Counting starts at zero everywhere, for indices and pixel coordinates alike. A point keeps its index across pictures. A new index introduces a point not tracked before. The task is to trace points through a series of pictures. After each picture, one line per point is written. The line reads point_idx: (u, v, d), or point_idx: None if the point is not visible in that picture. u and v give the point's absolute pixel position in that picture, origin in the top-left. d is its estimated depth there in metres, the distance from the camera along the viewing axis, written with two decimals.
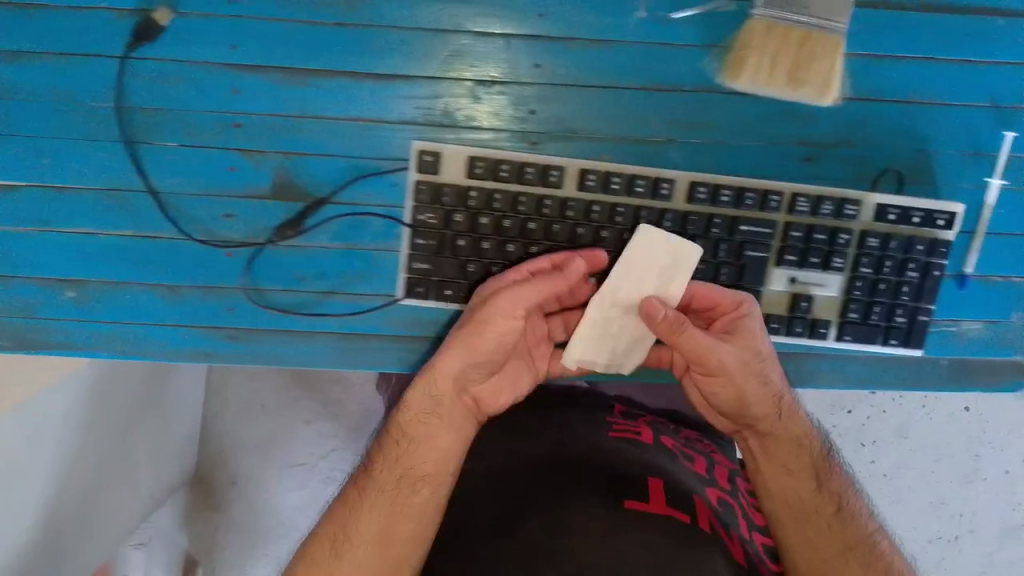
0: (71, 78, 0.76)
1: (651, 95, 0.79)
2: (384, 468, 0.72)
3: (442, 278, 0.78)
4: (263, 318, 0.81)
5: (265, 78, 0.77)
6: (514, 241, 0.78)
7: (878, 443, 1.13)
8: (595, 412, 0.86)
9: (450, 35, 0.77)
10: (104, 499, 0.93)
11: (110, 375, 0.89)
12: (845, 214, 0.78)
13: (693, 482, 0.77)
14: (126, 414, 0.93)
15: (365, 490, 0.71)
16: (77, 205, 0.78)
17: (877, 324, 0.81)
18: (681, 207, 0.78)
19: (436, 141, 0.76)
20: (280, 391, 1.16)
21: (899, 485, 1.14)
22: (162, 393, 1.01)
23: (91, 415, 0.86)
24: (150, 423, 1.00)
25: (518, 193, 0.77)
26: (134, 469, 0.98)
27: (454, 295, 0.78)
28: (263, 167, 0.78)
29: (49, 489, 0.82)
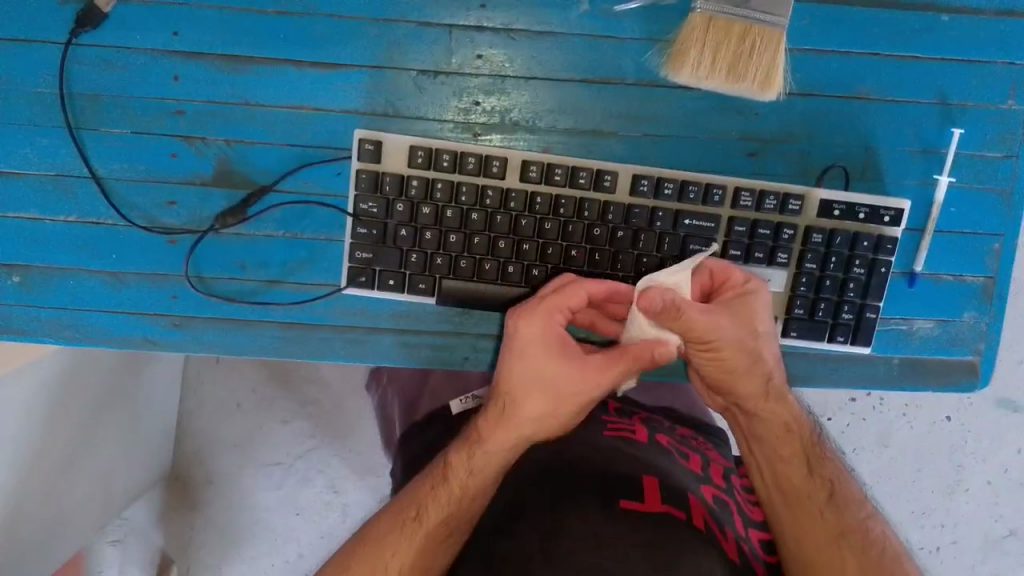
0: (13, 63, 0.76)
1: (595, 88, 0.79)
2: (437, 515, 0.69)
3: (384, 267, 0.78)
4: (209, 307, 0.81)
5: (206, 66, 0.77)
6: (457, 232, 0.77)
7: (858, 452, 1.17)
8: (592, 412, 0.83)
9: (394, 25, 0.77)
10: (72, 489, 0.92)
11: (75, 366, 0.89)
12: (789, 209, 0.77)
13: (687, 479, 0.73)
14: (94, 404, 0.92)
15: (411, 535, 0.68)
16: (22, 191, 0.78)
17: (823, 321, 0.79)
18: (624, 199, 0.77)
19: (376, 131, 0.75)
20: (257, 392, 1.18)
21: (880, 494, 1.17)
22: (134, 384, 1.02)
23: (59, 408, 0.85)
24: (122, 415, 1.00)
25: (460, 184, 0.76)
26: (108, 463, 0.98)
27: (396, 285, 0.78)
28: (206, 155, 0.78)
29: (16, 483, 0.81)
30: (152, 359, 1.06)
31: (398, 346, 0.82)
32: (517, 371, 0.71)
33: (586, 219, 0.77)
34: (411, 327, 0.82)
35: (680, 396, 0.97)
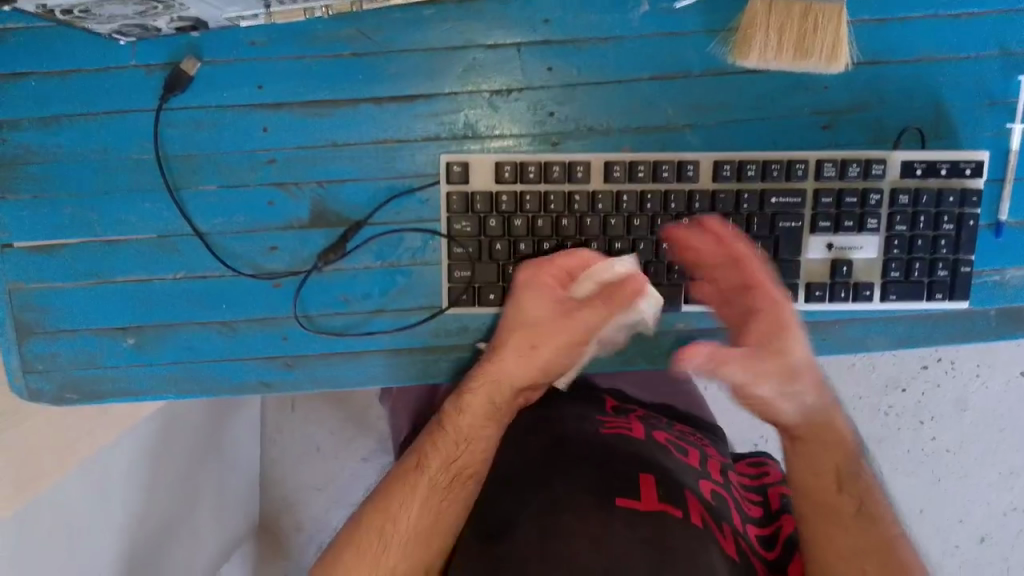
0: (109, 134, 0.80)
1: (662, 84, 0.81)
2: (437, 461, 0.75)
3: (484, 283, 0.80)
4: (319, 344, 0.84)
5: (292, 114, 0.80)
6: (550, 240, 0.79)
7: (937, 419, 1.20)
8: (593, 410, 0.88)
9: (463, 51, 0.80)
10: (172, 550, 0.99)
11: (169, 428, 0.98)
12: (874, 174, 0.79)
13: (688, 475, 0.78)
14: (189, 462, 1.02)
15: (414, 487, 0.74)
16: (129, 255, 0.82)
17: (920, 280, 0.81)
18: (708, 186, 0.79)
19: (462, 151, 0.78)
20: (335, 433, 1.24)
21: (962, 458, 1.20)
22: (222, 435, 1.11)
23: (152, 475, 0.95)
24: (212, 466, 1.09)
25: (548, 193, 0.78)
26: (199, 523, 1.06)
27: (498, 300, 0.80)
28: (301, 198, 0.81)
29: (117, 543, 0.90)
30: (236, 411, 1.14)
31: None
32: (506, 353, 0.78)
33: (673, 211, 0.79)
34: None
35: (681, 391, 1.00)
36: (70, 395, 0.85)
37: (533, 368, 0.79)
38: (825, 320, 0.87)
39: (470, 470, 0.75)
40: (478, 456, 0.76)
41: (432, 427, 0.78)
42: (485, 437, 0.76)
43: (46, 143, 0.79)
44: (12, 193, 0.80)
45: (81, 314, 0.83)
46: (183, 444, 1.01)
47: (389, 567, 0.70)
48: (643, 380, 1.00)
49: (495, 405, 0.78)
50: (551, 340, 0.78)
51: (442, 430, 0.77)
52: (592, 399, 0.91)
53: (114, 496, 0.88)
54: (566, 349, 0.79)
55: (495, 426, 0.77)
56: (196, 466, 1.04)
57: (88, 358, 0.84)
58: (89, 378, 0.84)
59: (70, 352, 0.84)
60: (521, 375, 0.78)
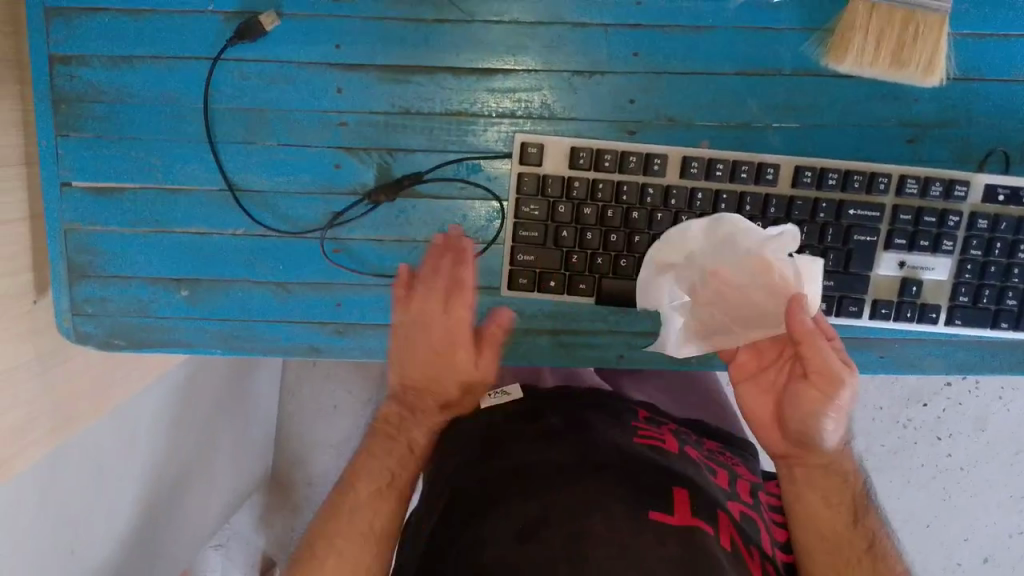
0: (178, 80, 0.78)
1: (747, 80, 0.79)
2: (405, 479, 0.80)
3: (544, 269, 0.79)
4: (371, 314, 0.84)
5: (366, 77, 0.78)
6: (617, 231, 0.78)
7: (954, 437, 1.22)
8: (622, 418, 0.86)
9: (548, 27, 0.78)
10: (185, 500, 1.04)
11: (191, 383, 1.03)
12: (956, 195, 0.77)
13: (717, 494, 0.78)
14: (210, 417, 1.06)
15: (389, 496, 0.78)
16: (190, 206, 0.81)
17: (987, 307, 0.79)
18: (786, 191, 0.77)
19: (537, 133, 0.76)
20: (356, 395, 1.24)
21: (976, 476, 1.23)
22: (245, 387, 1.15)
23: (174, 427, 0.99)
24: (232, 420, 1.12)
25: (622, 184, 0.76)
26: (213, 473, 1.09)
27: (557, 287, 0.79)
28: (368, 164, 0.80)
29: (136, 494, 0.94)
30: (254, 367, 1.16)
31: (556, 346, 0.86)
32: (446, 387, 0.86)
33: (748, 213, 0.77)
34: (565, 327, 0.86)
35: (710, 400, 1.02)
36: (117, 341, 0.84)
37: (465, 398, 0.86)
38: (887, 337, 0.86)
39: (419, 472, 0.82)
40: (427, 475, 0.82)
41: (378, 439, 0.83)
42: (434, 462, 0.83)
43: (115, 82, 0.78)
44: (73, 131, 0.78)
45: (135, 261, 0.82)
46: (202, 399, 1.05)
47: (367, 565, 0.73)
48: (672, 388, 1.02)
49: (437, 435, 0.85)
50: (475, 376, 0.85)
51: (394, 441, 0.83)
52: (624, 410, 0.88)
53: (137, 447, 0.93)
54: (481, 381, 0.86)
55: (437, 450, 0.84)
56: (218, 419, 1.08)
57: (138, 306, 0.83)
58: (136, 326, 0.84)
59: (120, 298, 0.83)
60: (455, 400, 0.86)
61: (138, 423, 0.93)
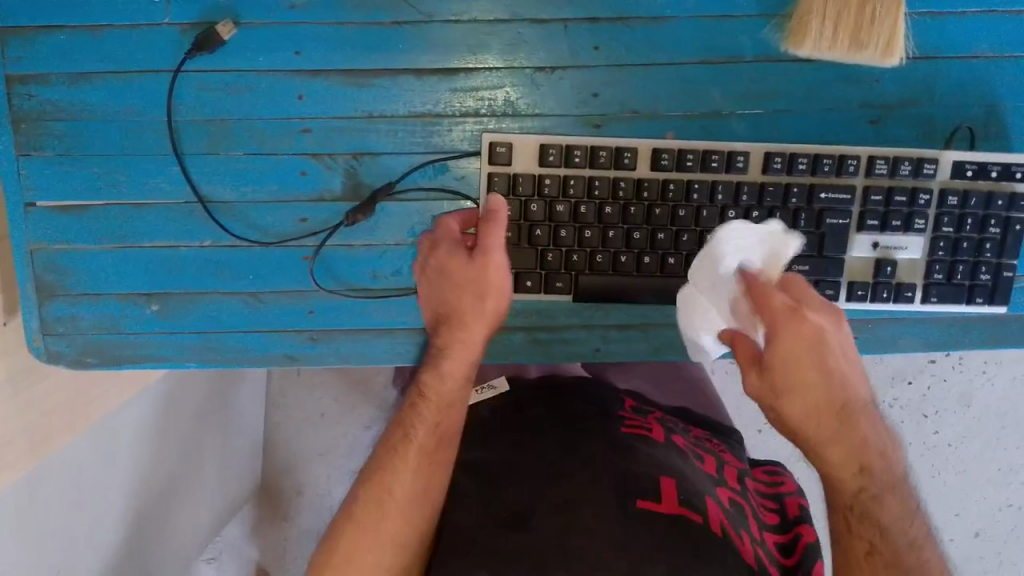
0: (139, 94, 0.77)
1: (710, 69, 0.79)
2: (422, 430, 0.74)
3: (521, 270, 0.79)
4: (346, 319, 0.83)
5: (328, 82, 0.78)
6: (593, 227, 0.78)
7: (940, 413, 1.23)
8: (609, 406, 0.86)
9: (508, 25, 0.78)
10: (173, 512, 1.04)
11: (174, 396, 1.02)
12: (925, 173, 0.77)
13: (705, 481, 0.78)
14: (194, 429, 1.05)
15: (405, 453, 0.72)
16: (157, 219, 0.80)
17: (961, 283, 0.80)
18: (757, 178, 0.77)
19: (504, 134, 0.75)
20: (340, 401, 1.24)
21: (963, 452, 1.25)
22: (228, 399, 1.14)
23: (158, 441, 0.99)
24: (216, 432, 1.11)
25: (594, 179, 0.76)
26: (200, 486, 1.09)
27: (534, 287, 0.79)
28: (334, 170, 0.80)
29: (121, 509, 0.93)
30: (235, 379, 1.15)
31: (534, 343, 0.86)
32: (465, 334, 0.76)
33: (719, 202, 0.77)
34: (542, 323, 0.85)
35: (691, 388, 1.02)
36: (90, 359, 0.84)
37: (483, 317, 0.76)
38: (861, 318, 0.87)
39: (454, 431, 0.75)
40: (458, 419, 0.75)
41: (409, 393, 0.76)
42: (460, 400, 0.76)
43: (74, 99, 0.77)
44: (35, 150, 0.78)
45: (103, 277, 0.81)
46: (186, 411, 1.04)
47: (393, 535, 0.69)
48: (656, 374, 1.02)
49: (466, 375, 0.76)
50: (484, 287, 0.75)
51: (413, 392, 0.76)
52: (607, 396, 0.88)
53: (120, 461, 0.92)
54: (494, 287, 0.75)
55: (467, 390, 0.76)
56: (203, 431, 1.08)
57: (108, 323, 0.83)
58: (108, 343, 0.83)
59: (90, 315, 0.82)
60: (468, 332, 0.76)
61: (121, 435, 0.92)
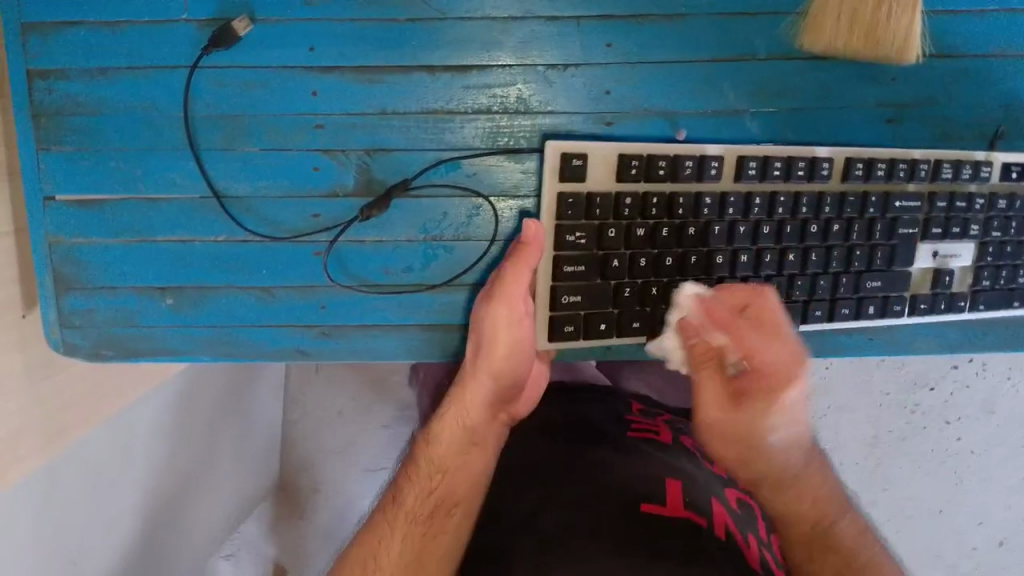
0: (155, 90, 0.78)
1: (723, 67, 0.79)
2: (413, 498, 0.77)
3: (592, 309, 0.75)
4: (358, 315, 0.84)
5: (341, 79, 0.78)
6: (672, 252, 0.75)
7: (963, 420, 1.23)
8: (619, 409, 0.90)
9: (521, 22, 0.78)
10: (190, 504, 1.05)
11: (192, 389, 1.03)
12: (982, 176, 0.78)
13: (714, 484, 0.80)
14: (210, 421, 1.07)
15: (393, 519, 0.76)
16: (172, 214, 0.81)
17: (1004, 289, 0.82)
18: (837, 186, 0.77)
19: (579, 144, 0.71)
20: (357, 398, 1.25)
21: (987, 459, 1.24)
22: (245, 393, 1.15)
23: (175, 433, 1.00)
24: (233, 425, 1.12)
25: (675, 193, 0.74)
26: (217, 479, 1.10)
27: (608, 329, 0.75)
28: (347, 165, 0.80)
29: (138, 501, 0.95)
30: (256, 371, 1.17)
31: None
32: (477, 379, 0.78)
33: (802, 215, 0.76)
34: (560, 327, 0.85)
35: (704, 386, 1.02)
36: (106, 352, 0.85)
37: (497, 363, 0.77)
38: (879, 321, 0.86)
39: (455, 498, 0.76)
40: (461, 484, 0.77)
41: (408, 459, 0.80)
42: (463, 466, 0.77)
43: (93, 94, 0.78)
44: (54, 145, 0.79)
45: (120, 271, 0.83)
46: (203, 405, 1.05)
47: None
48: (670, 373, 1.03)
49: (471, 434, 0.78)
50: (497, 331, 0.75)
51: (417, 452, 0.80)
52: (617, 398, 0.93)
53: (136, 454, 0.94)
54: (512, 320, 0.75)
55: (473, 453, 0.78)
56: (219, 424, 1.09)
57: (124, 316, 0.84)
58: (124, 336, 0.84)
59: (106, 308, 0.83)
60: (481, 382, 0.77)
61: (137, 430, 0.93)
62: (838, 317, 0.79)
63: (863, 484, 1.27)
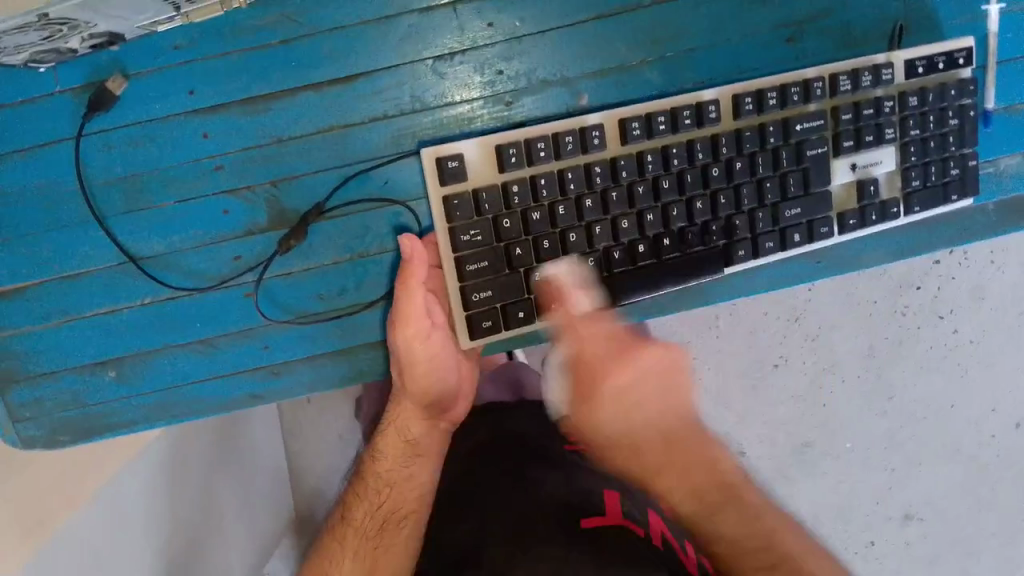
0: (46, 167, 0.76)
1: (610, 22, 0.78)
2: (360, 514, 0.85)
3: (507, 301, 0.75)
4: (302, 347, 0.83)
5: (230, 116, 0.76)
6: (576, 229, 0.75)
7: (956, 312, 1.23)
8: (546, 422, 0.95)
9: (397, 19, 0.75)
10: (201, 566, 0.99)
11: (177, 454, 0.97)
12: (884, 79, 0.79)
13: (642, 490, 0.84)
14: (205, 477, 1.02)
15: (345, 536, 0.84)
16: (93, 288, 0.79)
17: (937, 183, 0.83)
18: (730, 125, 0.77)
19: (452, 145, 0.72)
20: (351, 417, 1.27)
21: (986, 346, 1.24)
22: (236, 444, 1.11)
23: (171, 495, 0.94)
24: (230, 477, 1.08)
25: (564, 170, 0.74)
26: (223, 534, 1.05)
27: (527, 316, 0.76)
28: (256, 202, 0.78)
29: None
30: (244, 417, 1.14)
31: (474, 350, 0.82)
32: (406, 400, 0.86)
33: (701, 161, 0.77)
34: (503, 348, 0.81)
35: None
36: (63, 438, 0.83)
37: (419, 385, 0.84)
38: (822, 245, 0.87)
39: (402, 510, 0.85)
40: (402, 496, 0.86)
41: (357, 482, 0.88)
42: (404, 479, 0.86)
43: None
44: None
45: (56, 354, 0.81)
46: (198, 464, 1.01)
47: None
48: None
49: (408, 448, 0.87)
50: (410, 358, 0.81)
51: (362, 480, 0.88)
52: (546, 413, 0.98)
53: (135, 528, 0.87)
54: (424, 337, 0.79)
55: (415, 464, 0.87)
56: (215, 477, 1.04)
57: (72, 397, 0.82)
58: (77, 418, 0.83)
59: (52, 393, 0.82)
60: (408, 406, 0.86)
61: (126, 506, 0.86)
62: (764, 253, 0.80)
63: (868, 398, 1.25)
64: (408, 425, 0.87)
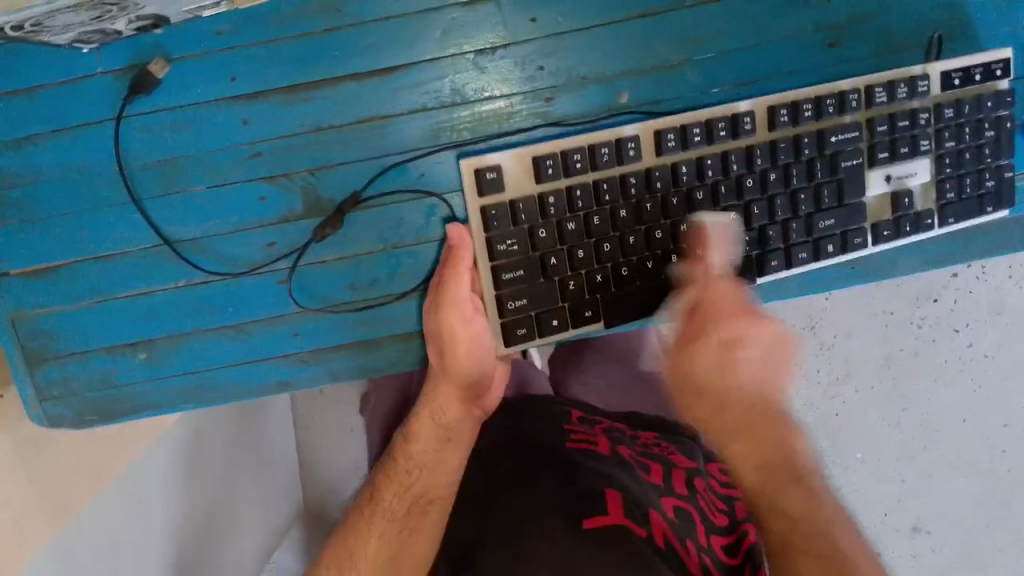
0: (85, 147, 0.77)
1: (651, 22, 0.78)
2: (389, 494, 0.86)
3: (541, 309, 0.76)
4: (332, 336, 0.83)
5: (270, 103, 0.77)
6: (609, 239, 0.76)
7: (972, 326, 1.22)
8: (553, 422, 0.92)
9: (440, 12, 0.76)
10: (218, 551, 1.02)
11: (197, 439, 0.99)
12: (920, 90, 0.78)
13: (647, 492, 0.80)
14: (224, 462, 1.03)
15: (371, 515, 0.84)
16: (126, 269, 0.80)
17: (971, 196, 0.82)
18: (765, 136, 0.77)
19: (490, 156, 0.72)
20: None
21: (999, 363, 1.23)
22: (256, 431, 1.13)
23: (189, 479, 0.96)
24: (249, 463, 1.10)
25: (599, 180, 0.74)
26: (239, 519, 1.07)
27: (561, 324, 0.76)
28: (292, 189, 0.78)
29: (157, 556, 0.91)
30: (264, 405, 1.14)
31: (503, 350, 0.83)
32: (442, 385, 0.86)
33: (735, 172, 0.77)
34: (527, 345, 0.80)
35: None
36: (90, 418, 0.83)
37: (460, 371, 0.84)
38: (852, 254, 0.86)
39: (430, 494, 0.85)
40: (432, 481, 0.86)
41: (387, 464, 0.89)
42: (436, 461, 0.88)
43: (26, 163, 0.77)
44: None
45: (86, 335, 0.81)
46: (219, 449, 1.03)
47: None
48: None
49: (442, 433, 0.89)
50: (449, 342, 0.80)
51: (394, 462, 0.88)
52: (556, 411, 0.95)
53: (151, 504, 0.90)
54: (463, 322, 0.78)
55: (448, 447, 0.89)
56: (234, 463, 1.05)
57: (100, 377, 0.82)
58: (104, 399, 0.82)
59: (81, 373, 0.82)
60: (443, 393, 0.87)
61: (147, 482, 0.90)
62: (797, 263, 0.80)
63: (885, 408, 1.25)
64: (443, 408, 0.88)
